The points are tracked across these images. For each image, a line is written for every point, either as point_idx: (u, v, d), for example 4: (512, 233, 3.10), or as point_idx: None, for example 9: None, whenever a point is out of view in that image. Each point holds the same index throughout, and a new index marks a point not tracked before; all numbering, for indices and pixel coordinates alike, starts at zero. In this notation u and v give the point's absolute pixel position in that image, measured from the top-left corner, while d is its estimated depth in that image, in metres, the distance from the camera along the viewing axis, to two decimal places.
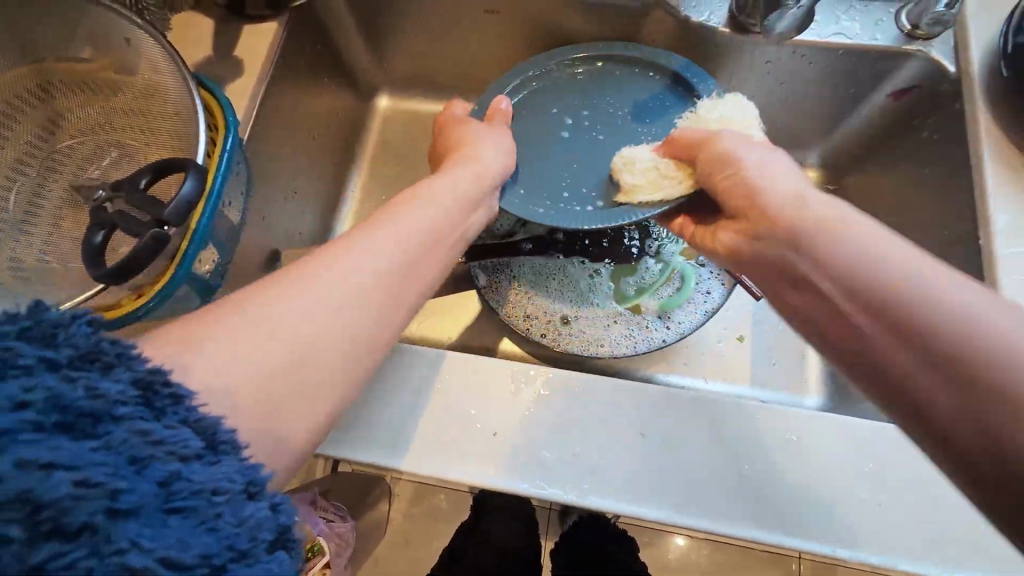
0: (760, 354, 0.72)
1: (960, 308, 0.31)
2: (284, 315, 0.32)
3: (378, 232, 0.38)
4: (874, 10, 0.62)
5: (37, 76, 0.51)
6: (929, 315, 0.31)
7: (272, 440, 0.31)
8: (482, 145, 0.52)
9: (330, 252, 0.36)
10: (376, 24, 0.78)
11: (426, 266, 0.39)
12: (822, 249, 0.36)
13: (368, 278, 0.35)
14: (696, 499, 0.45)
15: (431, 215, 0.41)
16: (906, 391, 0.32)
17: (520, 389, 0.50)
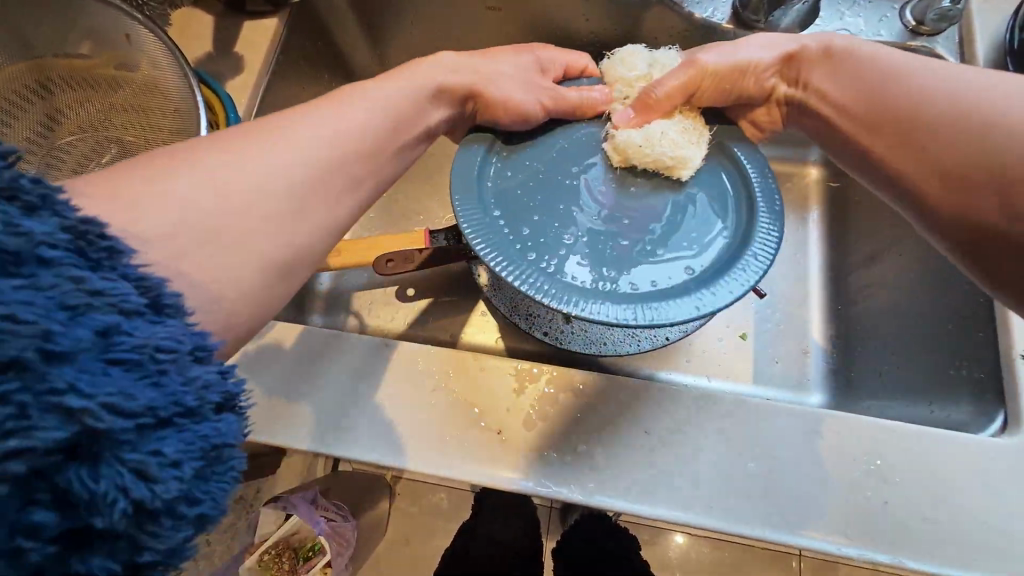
0: (763, 352, 0.72)
1: (994, 97, 0.41)
2: (215, 199, 0.31)
3: (301, 125, 0.37)
4: (879, 6, 0.61)
5: (36, 72, 0.50)
6: (932, 94, 0.43)
7: (221, 297, 0.31)
8: (506, 78, 0.50)
9: (268, 143, 0.35)
10: (377, 21, 0.78)
11: (366, 165, 0.39)
12: (892, 69, 0.46)
13: (314, 153, 0.36)
14: (701, 497, 0.45)
15: (363, 123, 0.40)
16: (956, 127, 0.41)
17: (524, 387, 0.50)
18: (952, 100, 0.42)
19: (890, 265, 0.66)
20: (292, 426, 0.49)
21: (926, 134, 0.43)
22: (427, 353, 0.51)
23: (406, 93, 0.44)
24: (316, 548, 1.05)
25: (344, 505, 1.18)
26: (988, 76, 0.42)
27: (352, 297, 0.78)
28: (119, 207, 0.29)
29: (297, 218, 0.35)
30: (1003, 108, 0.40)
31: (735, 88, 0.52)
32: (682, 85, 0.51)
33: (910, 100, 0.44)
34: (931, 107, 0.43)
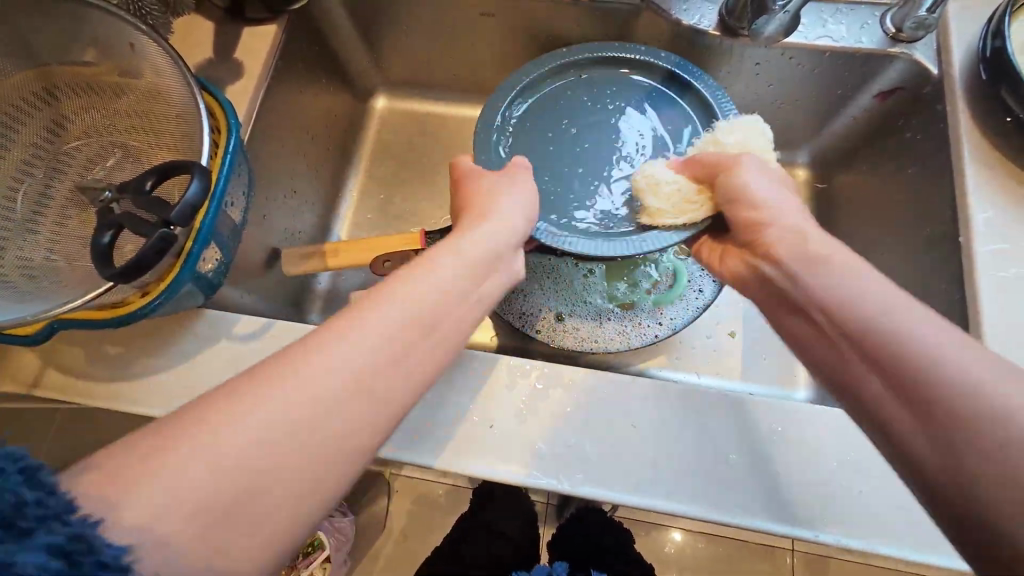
0: (752, 350, 0.74)
1: (907, 339, 0.34)
2: (325, 394, 0.32)
3: (409, 280, 0.39)
4: (860, 14, 0.63)
5: (43, 80, 0.52)
6: (850, 316, 0.38)
7: (218, 552, 0.28)
8: (512, 209, 0.50)
9: (341, 334, 0.35)
10: (374, 27, 0.79)
11: (437, 353, 0.38)
12: (826, 280, 0.41)
13: (379, 350, 0.35)
14: (684, 487, 0.47)
15: (442, 283, 0.40)
16: (855, 388, 0.37)
17: (515, 383, 0.51)
18: (858, 322, 0.37)
19: (874, 266, 0.68)
20: None
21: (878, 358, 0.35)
22: None
23: (458, 262, 0.43)
24: (315, 545, 1.08)
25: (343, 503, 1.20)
26: (926, 315, 0.36)
27: (350, 298, 0.80)
28: (117, 492, 0.27)
29: (330, 445, 0.32)
30: (895, 346, 0.35)
31: (752, 229, 0.51)
32: (711, 164, 0.53)
33: (861, 346, 0.37)
34: (897, 372, 0.34)
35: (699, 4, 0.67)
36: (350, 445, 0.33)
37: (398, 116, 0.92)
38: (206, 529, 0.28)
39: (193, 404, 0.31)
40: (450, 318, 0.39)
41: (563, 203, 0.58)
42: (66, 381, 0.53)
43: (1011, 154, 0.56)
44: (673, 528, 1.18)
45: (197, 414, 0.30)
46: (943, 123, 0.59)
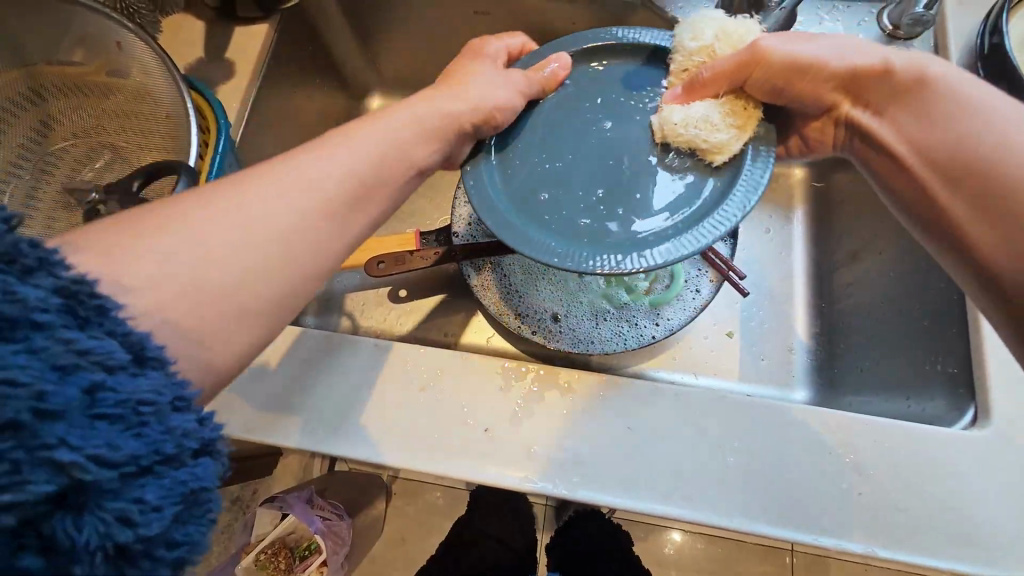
0: (750, 350, 0.73)
1: (993, 141, 0.39)
2: (259, 204, 0.33)
3: (278, 176, 0.34)
4: (857, 11, 0.63)
5: (30, 81, 0.51)
6: (935, 151, 0.43)
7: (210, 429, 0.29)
8: (485, 81, 0.47)
9: (275, 174, 0.35)
10: (368, 26, 0.79)
11: (377, 189, 0.38)
12: (907, 135, 0.45)
13: (301, 213, 0.34)
14: (681, 491, 0.47)
15: (355, 167, 0.37)
16: (960, 174, 0.41)
17: (509, 385, 0.51)
18: (959, 157, 0.41)
19: (872, 265, 0.68)
20: (283, 426, 0.50)
21: (963, 180, 0.41)
22: (418, 353, 0.52)
23: (431, 112, 0.43)
24: (313, 548, 1.06)
25: (341, 505, 1.18)
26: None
27: (345, 299, 0.79)
28: (116, 262, 0.28)
29: (277, 286, 0.32)
30: (1011, 169, 0.38)
31: (785, 90, 0.48)
32: (733, 67, 0.47)
33: (950, 140, 0.42)
34: (963, 161, 0.41)
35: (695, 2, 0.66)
36: (299, 257, 0.33)
37: None
38: (182, 338, 0.29)
39: (145, 210, 0.32)
40: (350, 219, 0.36)
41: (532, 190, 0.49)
42: None
43: None
44: (672, 529, 1.18)
45: (144, 217, 0.31)
46: None
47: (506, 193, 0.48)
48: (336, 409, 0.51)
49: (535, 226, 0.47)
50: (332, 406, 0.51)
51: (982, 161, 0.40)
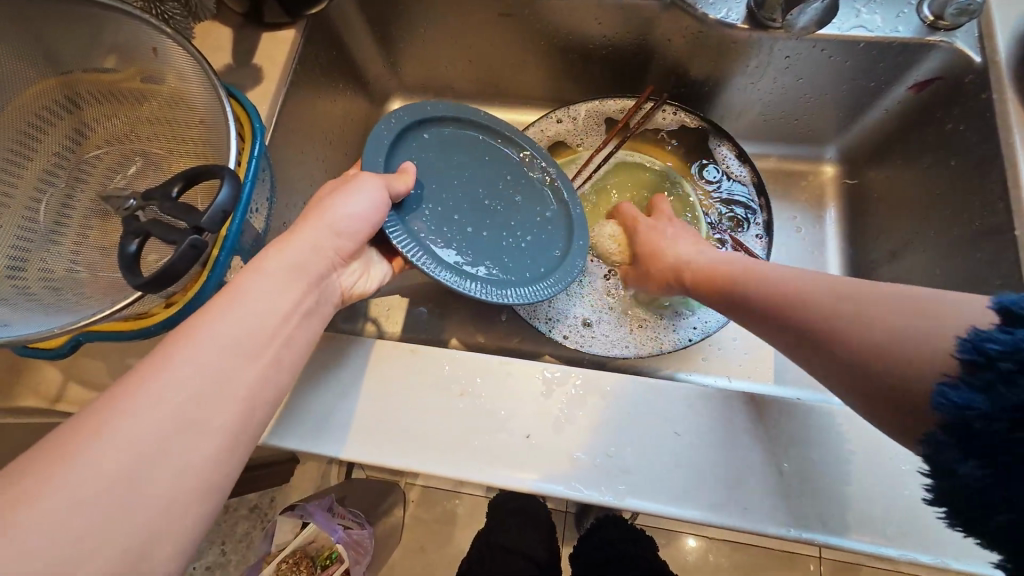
0: (784, 354, 0.72)
1: (833, 301, 0.42)
2: (156, 429, 0.34)
3: (210, 320, 0.39)
4: (896, 2, 0.61)
5: (65, 88, 0.51)
6: (760, 293, 0.49)
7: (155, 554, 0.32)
8: (354, 210, 0.49)
9: (185, 347, 0.37)
10: (391, 29, 0.78)
11: (280, 347, 0.42)
12: (736, 277, 0.52)
13: (226, 348, 0.38)
14: (735, 499, 0.45)
15: (266, 303, 0.42)
16: (802, 325, 0.44)
17: (552, 391, 0.49)
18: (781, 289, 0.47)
19: (912, 261, 0.66)
20: (360, 440, 0.49)
21: (756, 314, 0.49)
22: (456, 359, 0.51)
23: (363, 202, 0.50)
24: (333, 557, 1.05)
25: (360, 514, 1.18)
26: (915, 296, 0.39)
27: (369, 305, 0.77)
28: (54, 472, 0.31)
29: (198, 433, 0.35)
30: (850, 321, 0.41)
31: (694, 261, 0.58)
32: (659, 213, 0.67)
33: (794, 297, 0.45)
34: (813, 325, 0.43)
35: None
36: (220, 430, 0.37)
37: None
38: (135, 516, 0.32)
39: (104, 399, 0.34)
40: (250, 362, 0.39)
41: (451, 220, 0.59)
42: (88, 393, 0.52)
43: None
44: (695, 536, 1.16)
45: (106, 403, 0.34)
46: (989, 113, 0.57)
47: (427, 224, 0.57)
48: (400, 422, 0.49)
49: (455, 224, 0.59)
50: (397, 417, 0.49)
51: (813, 305, 0.44)
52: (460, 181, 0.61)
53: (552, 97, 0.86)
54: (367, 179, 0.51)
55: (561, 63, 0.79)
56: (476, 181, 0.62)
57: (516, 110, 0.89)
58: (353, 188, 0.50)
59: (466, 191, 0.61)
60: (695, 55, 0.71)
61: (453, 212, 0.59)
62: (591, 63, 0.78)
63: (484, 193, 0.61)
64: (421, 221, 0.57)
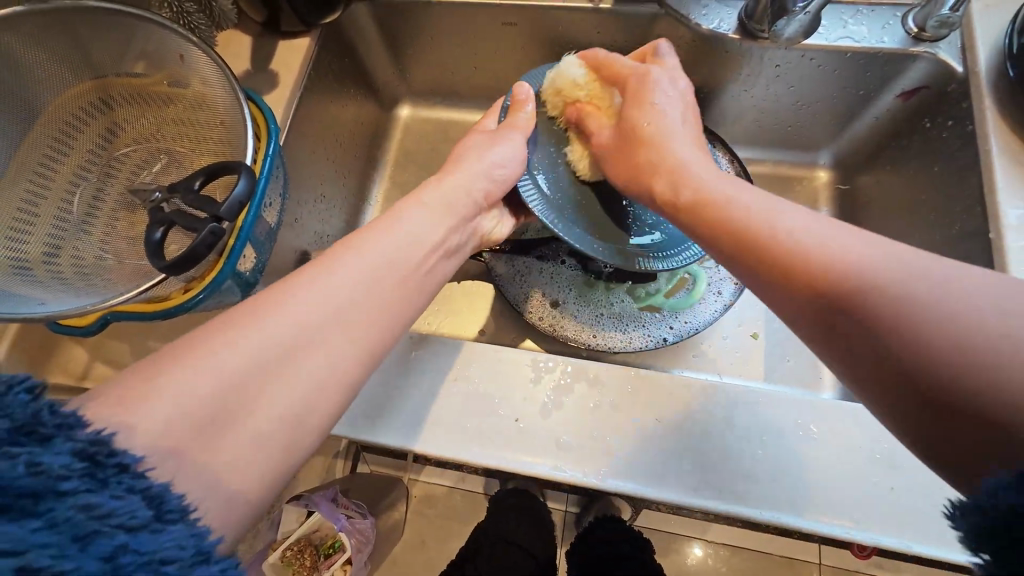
0: (774, 353, 0.75)
1: (845, 257, 0.35)
2: (278, 344, 0.36)
3: (341, 265, 0.41)
4: (881, 14, 0.64)
5: (99, 91, 0.55)
6: (744, 225, 0.41)
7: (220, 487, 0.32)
8: (503, 155, 0.57)
9: (345, 259, 0.41)
10: (400, 38, 0.83)
11: (395, 299, 0.42)
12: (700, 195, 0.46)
13: (358, 296, 0.40)
14: (710, 483, 0.47)
15: (392, 252, 0.44)
16: (820, 289, 0.35)
17: (541, 378, 0.52)
18: (797, 258, 0.37)
19: None
20: (358, 420, 0.52)
21: (746, 252, 0.40)
22: (452, 347, 0.54)
23: (484, 167, 0.56)
24: (337, 546, 1.08)
25: (363, 505, 1.21)
26: (993, 284, 0.31)
27: None
28: (136, 407, 0.31)
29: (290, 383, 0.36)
30: (891, 295, 0.32)
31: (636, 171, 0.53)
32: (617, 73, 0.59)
33: (840, 266, 0.34)
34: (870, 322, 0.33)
35: (718, 9, 0.68)
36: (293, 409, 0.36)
37: (421, 123, 0.95)
38: None
39: (200, 332, 0.35)
40: (375, 318, 0.41)
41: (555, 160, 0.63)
42: (112, 373, 0.56)
43: None
44: (692, 541, 1.17)
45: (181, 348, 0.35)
46: (970, 121, 0.59)
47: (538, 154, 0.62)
48: (397, 404, 0.52)
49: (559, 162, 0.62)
50: (394, 400, 0.52)
51: (835, 275, 0.34)
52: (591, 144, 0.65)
53: None
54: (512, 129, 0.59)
55: None
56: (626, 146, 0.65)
57: None
58: (501, 138, 0.58)
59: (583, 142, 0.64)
60: (689, 64, 0.74)
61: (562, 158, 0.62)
62: None
63: None
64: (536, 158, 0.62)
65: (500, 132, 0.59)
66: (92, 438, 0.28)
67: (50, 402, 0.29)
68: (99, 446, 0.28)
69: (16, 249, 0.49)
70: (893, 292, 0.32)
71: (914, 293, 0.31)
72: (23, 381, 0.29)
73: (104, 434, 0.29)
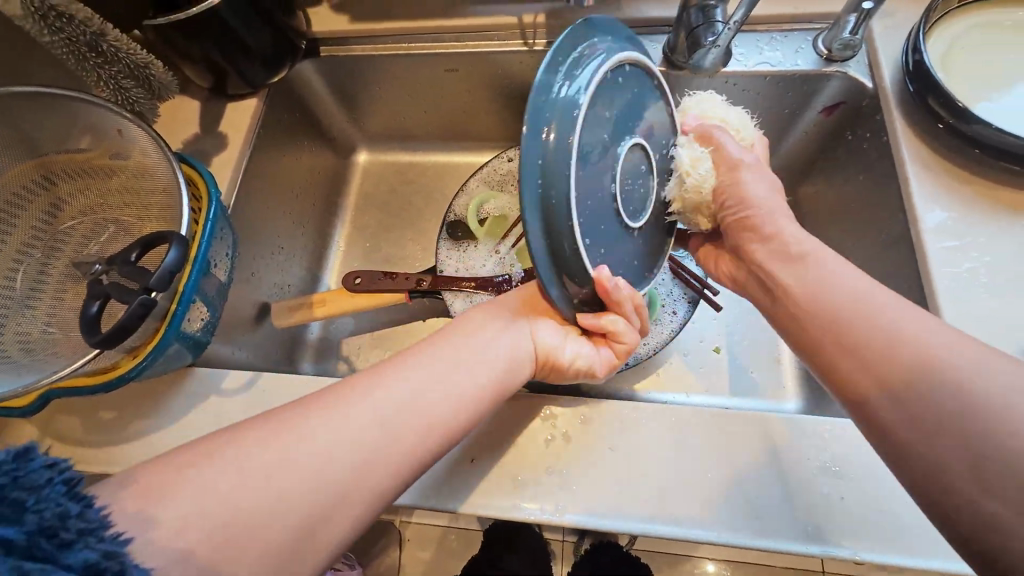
0: (738, 367, 0.77)
1: (899, 336, 0.41)
2: (261, 465, 0.37)
3: (360, 396, 0.42)
4: (794, 39, 0.68)
5: (41, 169, 0.56)
6: (831, 303, 0.46)
7: None
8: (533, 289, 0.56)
9: (368, 384, 0.43)
10: (349, 90, 0.86)
11: (410, 426, 0.42)
12: (822, 284, 0.47)
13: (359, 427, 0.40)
14: (665, 508, 0.47)
15: (416, 384, 0.44)
16: (886, 388, 0.40)
17: (493, 415, 0.53)
18: (868, 355, 0.42)
19: None
20: None
21: (822, 340, 0.45)
22: None
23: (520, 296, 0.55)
24: None
25: (352, 556, 1.18)
26: (1014, 371, 0.37)
27: (341, 344, 0.82)
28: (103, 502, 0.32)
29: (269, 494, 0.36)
30: (966, 392, 0.37)
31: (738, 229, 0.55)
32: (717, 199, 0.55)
33: (926, 373, 0.39)
34: (926, 427, 0.38)
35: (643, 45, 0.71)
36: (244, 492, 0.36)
37: (380, 167, 0.97)
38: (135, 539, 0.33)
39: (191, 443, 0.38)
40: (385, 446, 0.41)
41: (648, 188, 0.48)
42: (64, 448, 0.55)
43: (948, 155, 0.58)
44: (706, 559, 1.16)
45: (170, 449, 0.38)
46: (884, 134, 0.62)
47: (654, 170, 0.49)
48: None
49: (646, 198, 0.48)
50: None
51: (933, 388, 0.38)
52: (623, 128, 0.45)
53: (504, 139, 0.93)
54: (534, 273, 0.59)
55: (508, 108, 0.86)
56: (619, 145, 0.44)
57: (474, 153, 0.96)
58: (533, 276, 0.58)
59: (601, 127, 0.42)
60: None
61: (641, 189, 0.48)
62: None
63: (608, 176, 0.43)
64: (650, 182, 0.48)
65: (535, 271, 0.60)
66: (105, 547, 0.32)
67: (78, 504, 0.33)
68: (107, 560, 0.31)
69: None
70: (964, 402, 0.37)
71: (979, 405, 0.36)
72: (65, 472, 0.33)
73: (120, 542, 0.32)
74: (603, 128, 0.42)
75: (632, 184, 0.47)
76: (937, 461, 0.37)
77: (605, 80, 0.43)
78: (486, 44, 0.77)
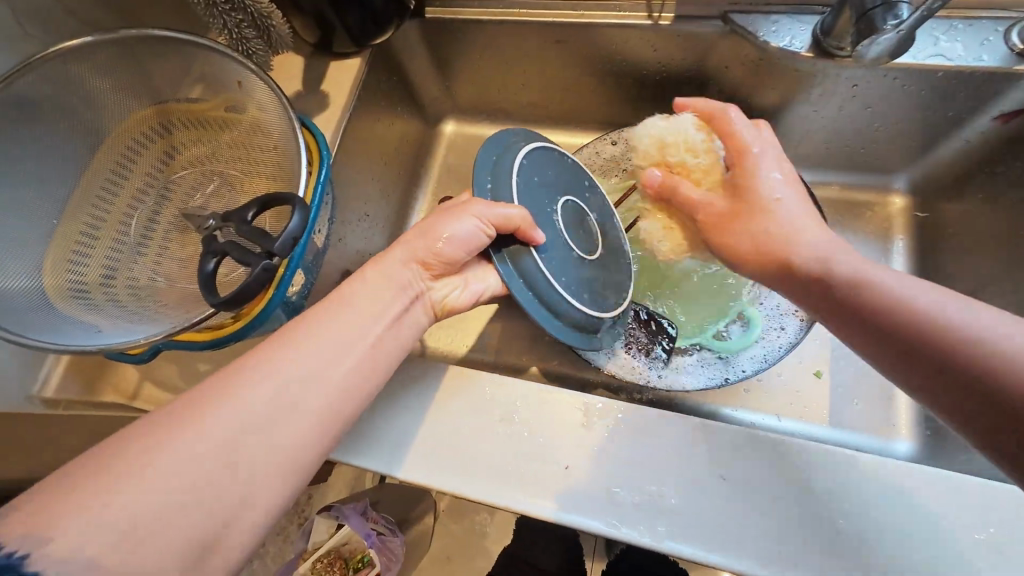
0: (838, 394, 0.70)
1: (834, 254, 0.47)
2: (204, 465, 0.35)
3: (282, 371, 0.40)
4: (980, 29, 0.57)
5: (160, 115, 0.56)
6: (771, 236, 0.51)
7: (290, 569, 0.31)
8: (449, 245, 0.49)
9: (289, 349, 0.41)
10: (448, 56, 0.82)
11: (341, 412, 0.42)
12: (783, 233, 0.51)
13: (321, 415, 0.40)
14: (782, 552, 0.43)
15: (343, 366, 0.42)
16: (863, 311, 0.42)
17: (592, 423, 0.49)
18: (787, 267, 0.49)
19: (992, 303, 0.63)
20: (392, 456, 0.50)
21: (778, 282, 0.51)
22: (496, 382, 0.52)
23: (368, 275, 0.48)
24: (366, 561, 1.04)
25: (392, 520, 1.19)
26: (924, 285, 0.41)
27: None
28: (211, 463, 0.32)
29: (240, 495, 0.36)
30: (883, 282, 0.42)
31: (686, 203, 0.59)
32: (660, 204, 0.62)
33: (848, 279, 0.44)
34: (878, 318, 0.41)
35: (789, 25, 0.62)
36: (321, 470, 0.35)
37: (467, 140, 0.94)
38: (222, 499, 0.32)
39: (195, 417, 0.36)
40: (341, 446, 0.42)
41: (581, 214, 0.55)
42: (160, 394, 0.57)
43: None
44: None
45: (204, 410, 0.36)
46: None
47: (568, 200, 0.55)
48: (439, 442, 0.50)
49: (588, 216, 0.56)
50: (436, 438, 0.50)
51: (862, 284, 0.43)
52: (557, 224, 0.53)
53: (603, 120, 0.86)
54: (478, 204, 0.48)
55: (614, 87, 0.79)
56: (566, 241, 0.52)
57: (566, 133, 0.90)
58: (461, 214, 0.48)
59: (561, 264, 0.51)
60: (752, 81, 0.69)
61: (583, 227, 0.54)
62: (645, 88, 0.78)
63: (591, 280, 0.53)
64: (567, 209, 0.54)
65: (460, 207, 0.49)
66: None
67: None
68: None
69: (76, 274, 0.50)
70: (889, 297, 0.41)
71: (890, 292, 0.41)
72: None
73: None
74: (560, 249, 0.51)
75: (585, 232, 0.54)
76: (904, 349, 0.39)
77: (550, 229, 0.51)
78: (604, 14, 0.70)
